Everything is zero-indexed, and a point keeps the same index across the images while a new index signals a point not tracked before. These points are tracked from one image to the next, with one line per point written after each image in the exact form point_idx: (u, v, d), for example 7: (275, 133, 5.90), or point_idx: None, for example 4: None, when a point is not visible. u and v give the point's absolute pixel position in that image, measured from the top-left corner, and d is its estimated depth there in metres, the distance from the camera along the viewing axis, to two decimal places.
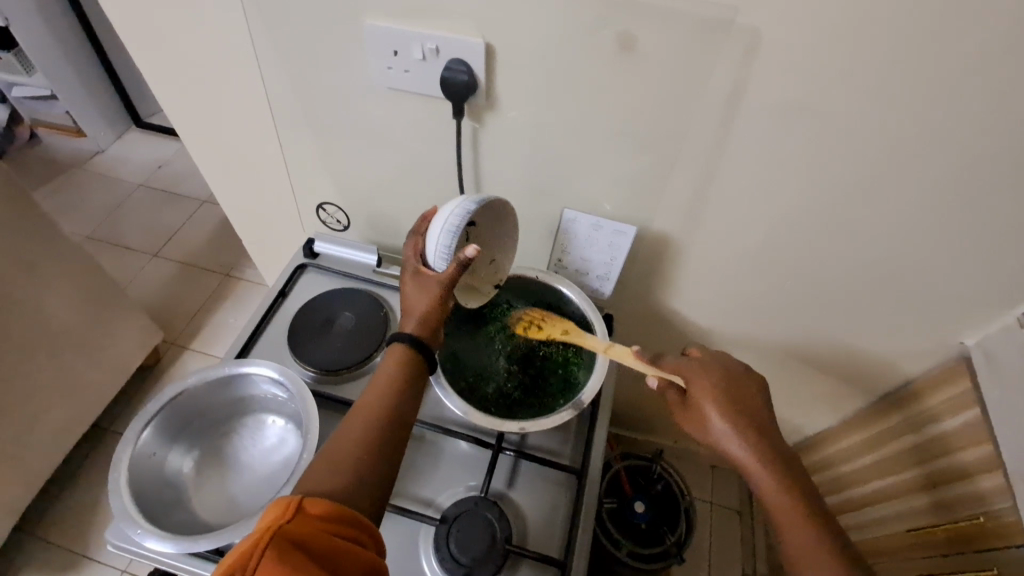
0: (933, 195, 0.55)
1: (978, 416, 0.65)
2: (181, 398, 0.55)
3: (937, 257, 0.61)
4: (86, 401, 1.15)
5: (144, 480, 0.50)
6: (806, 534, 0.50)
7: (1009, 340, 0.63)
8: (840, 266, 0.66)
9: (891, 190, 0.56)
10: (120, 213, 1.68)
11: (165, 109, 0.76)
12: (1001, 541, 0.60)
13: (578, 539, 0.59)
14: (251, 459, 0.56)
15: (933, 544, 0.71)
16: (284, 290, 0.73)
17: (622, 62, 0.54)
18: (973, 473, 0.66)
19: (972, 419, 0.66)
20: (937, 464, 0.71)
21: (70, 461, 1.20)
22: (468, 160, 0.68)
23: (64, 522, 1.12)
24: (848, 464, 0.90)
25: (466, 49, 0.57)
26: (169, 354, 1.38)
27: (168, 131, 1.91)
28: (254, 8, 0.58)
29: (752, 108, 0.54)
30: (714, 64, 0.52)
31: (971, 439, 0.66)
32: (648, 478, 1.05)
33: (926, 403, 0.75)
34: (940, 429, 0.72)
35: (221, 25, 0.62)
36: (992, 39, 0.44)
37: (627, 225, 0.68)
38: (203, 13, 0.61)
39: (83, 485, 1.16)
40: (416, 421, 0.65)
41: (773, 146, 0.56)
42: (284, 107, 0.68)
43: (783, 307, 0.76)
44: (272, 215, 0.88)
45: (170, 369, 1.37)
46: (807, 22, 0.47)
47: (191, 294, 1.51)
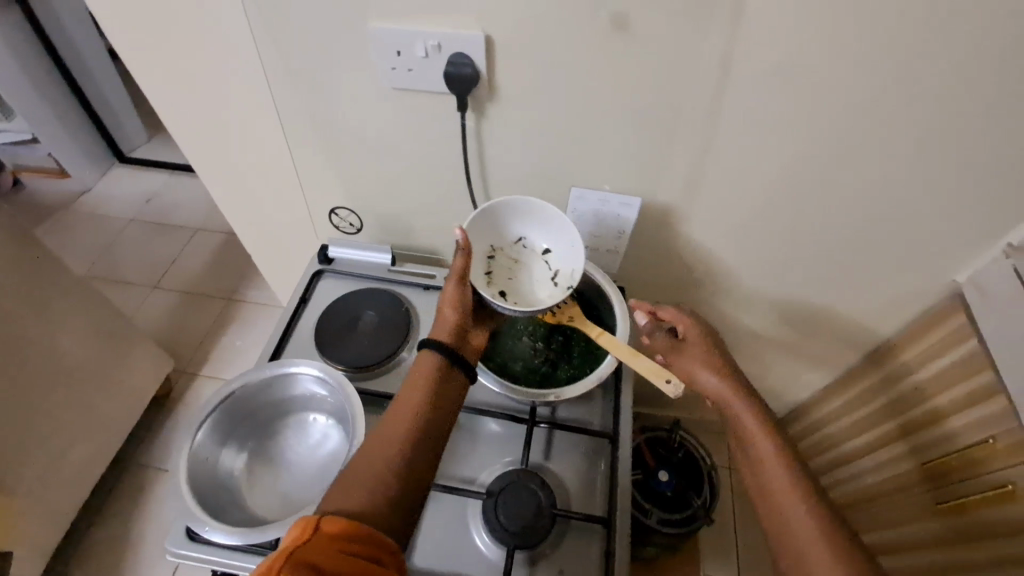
0: (919, 139, 0.60)
1: (977, 348, 0.73)
2: (228, 402, 0.59)
3: (925, 202, 0.66)
4: (106, 432, 1.24)
5: (204, 482, 0.55)
6: (779, 474, 0.54)
7: (997, 270, 0.70)
8: (835, 221, 0.71)
9: (873, 137, 0.61)
10: (114, 249, 1.77)
11: (174, 132, 0.79)
12: (1010, 457, 0.67)
13: (620, 498, 0.62)
14: (300, 456, 0.60)
15: (945, 474, 0.78)
16: (305, 296, 0.78)
17: (616, 41, 0.57)
18: (978, 399, 0.73)
19: (971, 351, 0.74)
20: (943, 398, 0.79)
21: (114, 488, 1.31)
22: (473, 153, 0.71)
23: (98, 552, 1.23)
24: (856, 411, 0.96)
25: (466, 43, 0.59)
26: (181, 381, 1.49)
27: (152, 164, 2.00)
28: (259, 23, 0.61)
29: (744, 71, 0.58)
30: (706, 35, 0.55)
31: (972, 369, 0.74)
32: (668, 448, 1.14)
33: (921, 345, 0.83)
34: (940, 366, 0.79)
35: (226, 44, 0.65)
36: None
37: (633, 198, 0.71)
38: (211, 35, 0.65)
39: (116, 512, 1.28)
40: None
41: (765, 108, 0.60)
42: (292, 119, 0.71)
43: (783, 265, 0.80)
44: (282, 229, 0.91)
45: (184, 395, 1.47)
46: None
47: (195, 322, 1.61)
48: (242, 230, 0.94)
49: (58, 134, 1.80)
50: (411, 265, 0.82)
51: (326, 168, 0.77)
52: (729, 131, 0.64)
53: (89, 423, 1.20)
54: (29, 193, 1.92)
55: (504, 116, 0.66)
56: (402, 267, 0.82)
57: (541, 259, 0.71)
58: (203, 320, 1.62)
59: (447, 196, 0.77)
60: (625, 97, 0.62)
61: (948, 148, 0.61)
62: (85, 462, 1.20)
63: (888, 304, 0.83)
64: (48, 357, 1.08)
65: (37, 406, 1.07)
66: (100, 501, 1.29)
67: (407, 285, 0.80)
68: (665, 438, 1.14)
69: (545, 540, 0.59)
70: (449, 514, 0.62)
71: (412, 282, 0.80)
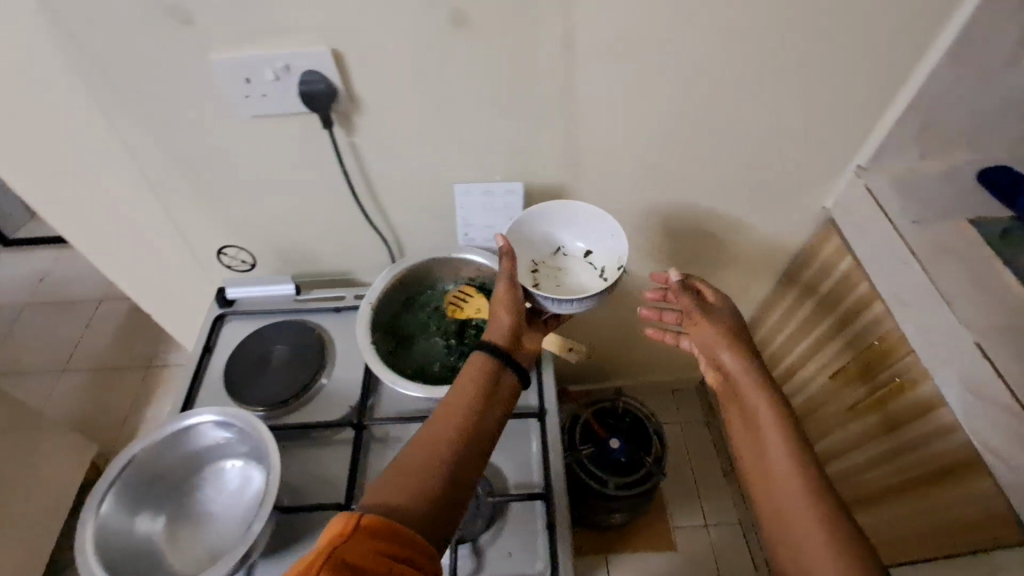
0: (757, 82, 0.66)
1: (852, 261, 0.82)
2: (132, 467, 0.56)
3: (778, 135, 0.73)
4: (35, 533, 1.15)
5: (117, 555, 0.52)
6: (779, 446, 0.55)
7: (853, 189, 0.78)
8: (710, 169, 0.78)
9: (715, 86, 0.67)
10: (9, 339, 1.62)
11: (29, 200, 0.74)
12: (895, 353, 0.76)
13: (556, 476, 0.63)
14: (221, 507, 0.58)
15: (854, 381, 0.86)
16: (210, 344, 0.75)
17: (461, 35, 0.59)
18: (864, 305, 0.81)
19: (850, 265, 0.83)
20: (840, 310, 0.87)
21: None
22: (354, 166, 0.71)
23: None
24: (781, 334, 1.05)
25: (313, 59, 0.59)
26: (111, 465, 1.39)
27: (39, 241, 1.86)
28: (92, 75, 0.58)
29: (587, 46, 0.61)
30: (543, 18, 0.58)
31: (856, 281, 0.82)
32: (616, 417, 1.17)
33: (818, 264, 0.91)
34: (834, 281, 0.88)
35: (66, 100, 0.61)
36: None
37: (516, 183, 0.74)
38: (43, 93, 0.61)
39: None
40: (375, 420, 0.67)
41: (616, 76, 0.64)
42: (156, 165, 0.68)
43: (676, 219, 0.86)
44: (177, 279, 0.87)
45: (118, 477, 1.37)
46: None
47: (116, 399, 1.50)
48: (132, 288, 0.89)
49: None
50: (317, 291, 0.81)
51: (205, 209, 0.74)
52: (591, 104, 0.67)
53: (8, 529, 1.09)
54: None
55: (372, 125, 0.66)
56: (307, 294, 0.80)
57: (583, 261, 0.77)
58: (125, 394, 1.51)
59: (340, 213, 0.77)
60: (485, 89, 0.63)
61: (776, 86, 0.68)
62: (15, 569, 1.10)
63: (769, 232, 0.91)
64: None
65: None
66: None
67: (315, 311, 0.79)
68: (611, 408, 1.18)
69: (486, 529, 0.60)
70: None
71: (321, 307, 0.79)
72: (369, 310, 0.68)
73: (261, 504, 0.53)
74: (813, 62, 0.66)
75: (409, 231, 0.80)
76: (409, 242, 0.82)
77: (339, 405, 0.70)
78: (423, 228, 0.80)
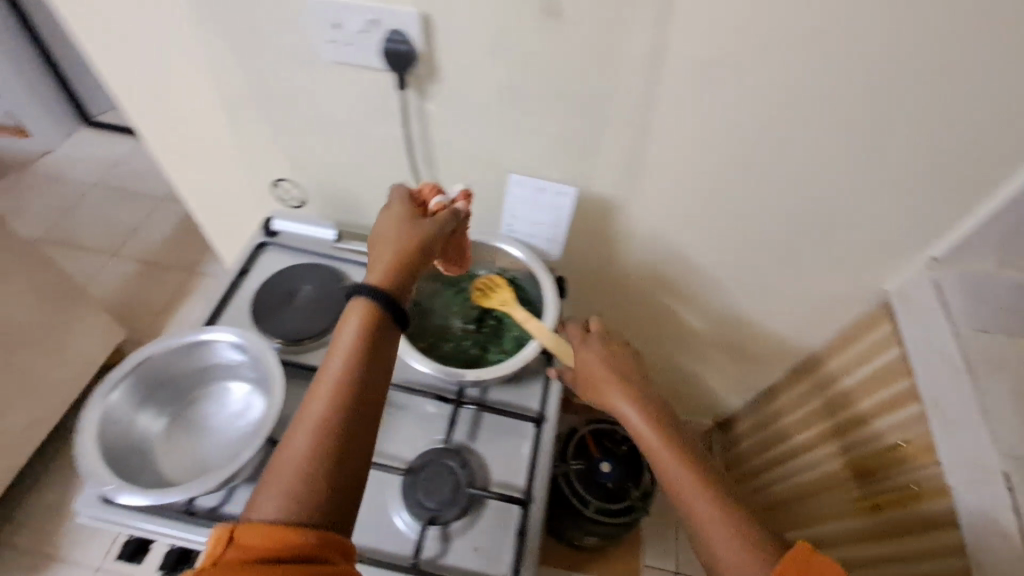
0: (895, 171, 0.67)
1: (914, 413, 0.75)
2: (145, 364, 0.59)
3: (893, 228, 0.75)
4: (52, 403, 1.30)
5: (118, 442, 0.56)
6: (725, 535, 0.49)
7: None
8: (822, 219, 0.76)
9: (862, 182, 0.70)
10: (74, 213, 1.81)
11: (90, 32, 0.70)
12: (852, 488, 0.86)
13: (537, 479, 0.66)
14: (226, 422, 0.62)
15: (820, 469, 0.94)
16: (245, 268, 0.80)
17: (549, 27, 0.56)
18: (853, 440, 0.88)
19: (907, 415, 0.77)
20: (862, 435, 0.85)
21: (8, 501, 1.28)
22: (424, 173, 0.77)
23: (39, 532, 1.25)
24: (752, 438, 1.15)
25: (399, 19, 0.58)
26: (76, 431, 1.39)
27: (114, 128, 2.05)
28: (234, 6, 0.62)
29: (675, 69, 0.60)
30: (639, 31, 0.57)
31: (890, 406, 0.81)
32: (614, 441, 1.19)
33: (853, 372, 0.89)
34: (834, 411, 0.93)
35: (222, 47, 0.66)
36: (860, 91, 0.60)
37: (569, 185, 0.70)
38: (207, 37, 0.66)
39: (50, 495, 1.29)
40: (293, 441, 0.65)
41: (702, 103, 0.63)
42: (228, 71, 0.69)
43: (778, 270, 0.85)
44: (219, 151, 0.82)
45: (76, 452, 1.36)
46: (774, 62, 0.58)
47: (51, 401, 1.30)
48: (164, 151, 0.85)
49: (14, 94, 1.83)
50: (355, 242, 0.84)
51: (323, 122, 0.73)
52: (670, 84, 0.62)
53: (66, 363, 1.32)
54: None
55: (446, 98, 0.67)
56: (346, 243, 0.83)
57: None
58: (165, 289, 1.66)
59: (519, 194, 0.73)
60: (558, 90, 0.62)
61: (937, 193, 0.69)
62: (13, 442, 1.23)
63: (795, 313, 0.93)
64: None
65: None
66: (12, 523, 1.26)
67: (350, 261, 0.82)
68: (612, 432, 1.20)
69: (461, 515, 0.62)
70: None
71: (356, 260, 0.82)
72: None
73: (252, 440, 0.56)
74: (867, 177, 0.69)
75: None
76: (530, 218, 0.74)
77: None
78: None
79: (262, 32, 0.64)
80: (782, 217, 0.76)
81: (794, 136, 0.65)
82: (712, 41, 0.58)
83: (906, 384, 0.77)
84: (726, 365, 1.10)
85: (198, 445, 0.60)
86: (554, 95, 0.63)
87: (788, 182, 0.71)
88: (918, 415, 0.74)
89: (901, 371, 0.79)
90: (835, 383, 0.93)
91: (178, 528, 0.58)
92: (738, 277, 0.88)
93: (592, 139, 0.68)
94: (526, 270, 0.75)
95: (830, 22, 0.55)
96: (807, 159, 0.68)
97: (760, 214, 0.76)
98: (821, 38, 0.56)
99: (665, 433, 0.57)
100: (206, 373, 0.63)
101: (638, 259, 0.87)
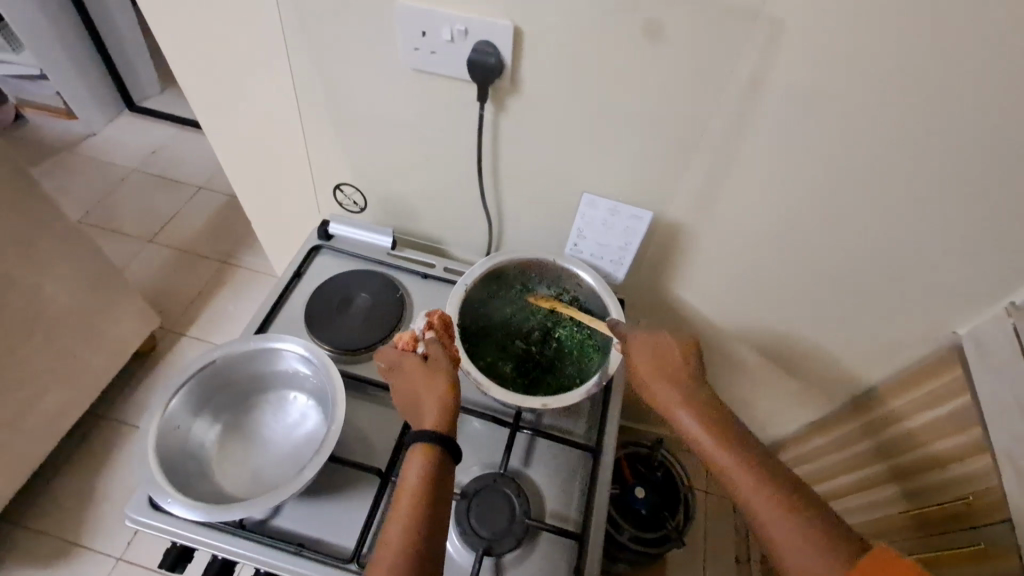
0: (995, 221, 0.63)
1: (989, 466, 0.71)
2: (206, 370, 0.58)
3: (980, 280, 0.70)
4: (83, 387, 1.30)
5: (175, 451, 0.54)
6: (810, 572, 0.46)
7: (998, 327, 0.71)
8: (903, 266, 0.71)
9: (955, 230, 0.65)
10: (115, 196, 1.82)
11: (169, 25, 0.69)
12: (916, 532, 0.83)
13: (594, 513, 0.62)
14: (282, 432, 0.60)
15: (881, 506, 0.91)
16: (300, 270, 0.78)
17: (648, 48, 0.56)
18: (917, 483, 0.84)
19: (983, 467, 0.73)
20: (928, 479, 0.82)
21: (34, 482, 1.28)
22: (490, 187, 0.75)
23: (62, 516, 1.25)
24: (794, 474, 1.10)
25: (493, 31, 0.57)
26: (103, 416, 1.40)
27: (160, 114, 2.08)
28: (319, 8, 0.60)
29: (771, 98, 0.58)
30: (741, 54, 0.55)
31: (962, 455, 0.76)
32: (649, 465, 1.15)
33: (915, 420, 0.84)
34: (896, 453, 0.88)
35: (300, 48, 0.65)
36: (971, 135, 0.56)
37: (646, 210, 0.70)
38: (287, 37, 0.65)
39: (76, 479, 1.29)
40: (343, 459, 0.63)
41: (794, 135, 0.60)
42: (303, 72, 0.68)
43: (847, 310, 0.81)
44: (283, 150, 0.82)
45: (102, 437, 1.36)
46: (880, 98, 0.55)
47: (84, 384, 1.31)
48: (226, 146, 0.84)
49: (65, 75, 1.85)
50: (412, 251, 0.82)
51: (393, 129, 0.71)
52: (763, 112, 0.59)
53: (101, 347, 1.32)
54: (28, 128, 2.00)
55: (524, 112, 0.65)
56: (402, 252, 0.82)
57: None
58: (198, 278, 1.66)
59: (590, 214, 0.72)
60: (646, 109, 0.61)
61: None
62: (45, 423, 1.23)
63: (857, 359, 0.89)
64: (34, 300, 1.13)
65: (18, 302, 1.10)
66: (38, 503, 1.26)
67: (405, 271, 0.80)
68: (646, 456, 1.16)
69: (515, 548, 0.59)
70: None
71: (412, 270, 0.80)
72: (463, 291, 0.69)
73: (316, 456, 0.54)
74: (962, 225, 0.65)
75: (514, 213, 0.78)
76: (594, 232, 0.74)
77: None
78: (519, 215, 0.77)
79: (345, 35, 0.62)
80: (860, 258, 0.72)
81: (889, 176, 0.62)
82: (816, 71, 0.55)
83: (976, 435, 0.74)
84: (771, 401, 1.06)
85: (254, 456, 0.58)
86: (640, 116, 0.61)
87: (874, 223, 0.67)
88: (990, 466, 0.71)
89: (969, 420, 0.75)
90: (890, 429, 0.89)
91: (224, 542, 0.56)
92: (800, 313, 0.84)
93: (673, 160, 0.65)
94: (590, 292, 0.73)
95: (953, 59, 0.51)
96: (898, 199, 0.64)
97: (836, 253, 0.73)
98: (939, 75, 0.52)
99: (734, 443, 0.55)
100: (265, 381, 0.62)
101: (700, 286, 0.84)
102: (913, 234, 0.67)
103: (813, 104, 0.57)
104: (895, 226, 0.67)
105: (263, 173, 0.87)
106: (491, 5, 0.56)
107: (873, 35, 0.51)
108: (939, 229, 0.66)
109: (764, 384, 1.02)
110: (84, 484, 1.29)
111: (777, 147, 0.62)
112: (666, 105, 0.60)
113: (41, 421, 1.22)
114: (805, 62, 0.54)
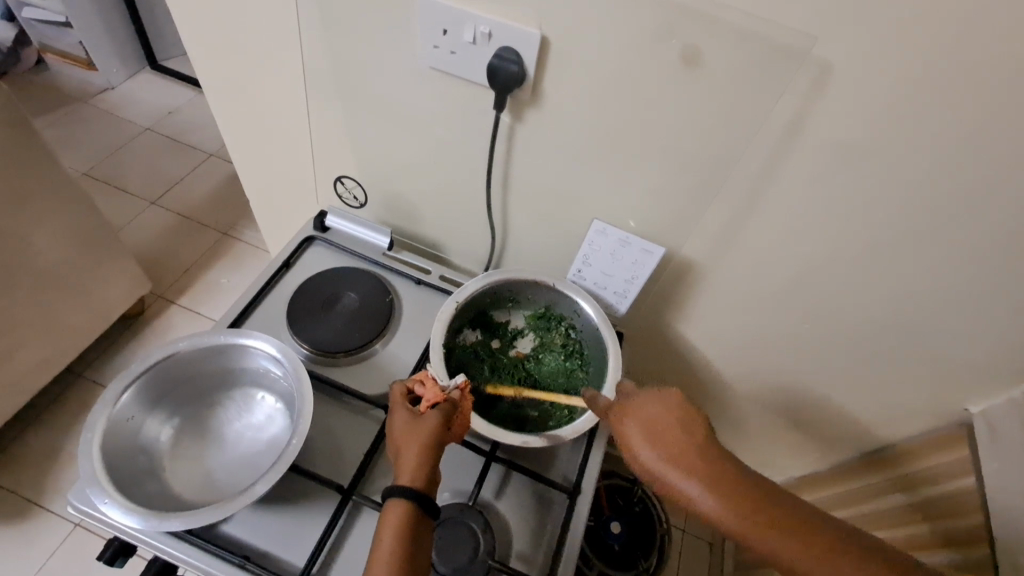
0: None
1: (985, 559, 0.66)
2: (168, 362, 0.55)
3: (1004, 360, 0.66)
4: (64, 344, 1.27)
5: (124, 447, 0.51)
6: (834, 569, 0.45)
7: (1015, 413, 0.67)
8: (924, 334, 0.67)
9: (984, 306, 0.61)
10: (124, 153, 1.80)
11: None
12: None
13: (562, 560, 0.58)
14: (241, 435, 0.56)
15: None
16: (289, 261, 0.75)
17: (681, 76, 0.52)
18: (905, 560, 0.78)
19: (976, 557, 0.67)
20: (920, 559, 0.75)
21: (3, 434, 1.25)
22: (497, 198, 0.71)
23: (25, 473, 1.22)
24: None
25: (518, 37, 0.53)
26: (81, 375, 1.37)
27: (180, 75, 2.05)
28: None
29: (806, 144, 0.54)
30: (780, 94, 0.51)
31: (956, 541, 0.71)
32: (628, 500, 1.12)
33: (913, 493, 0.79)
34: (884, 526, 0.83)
35: (314, 29, 0.62)
36: (1015, 211, 0.52)
37: (657, 246, 0.66)
38: (300, 16, 0.61)
39: (44, 436, 1.26)
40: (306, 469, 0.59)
41: (824, 186, 0.56)
42: (315, 55, 0.65)
43: (854, 373, 0.77)
44: (288, 132, 0.78)
45: (77, 397, 1.33)
46: (921, 160, 0.51)
47: (65, 341, 1.28)
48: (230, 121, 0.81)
49: (90, 26, 1.83)
50: (408, 254, 0.78)
51: (402, 124, 0.68)
52: (794, 158, 0.55)
53: (86, 306, 1.29)
54: (48, 75, 1.98)
55: (542, 127, 0.61)
56: (398, 254, 0.78)
57: None
58: (196, 246, 1.63)
59: (597, 241, 0.69)
60: (670, 139, 0.57)
61: None
62: (20, 378, 1.20)
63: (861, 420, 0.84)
64: (23, 252, 1.10)
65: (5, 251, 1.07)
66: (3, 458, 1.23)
67: (399, 274, 0.76)
68: (627, 488, 1.12)
69: None
70: (359, 546, 0.56)
71: (406, 274, 0.76)
72: (453, 307, 0.65)
73: (273, 468, 0.51)
74: (991, 302, 0.60)
75: (518, 228, 0.74)
76: (599, 259, 0.70)
77: (386, 378, 0.67)
78: (525, 231, 0.74)
79: (361, 22, 0.59)
80: (876, 321, 0.68)
81: (922, 243, 0.58)
82: (858, 123, 0.51)
83: (975, 522, 0.69)
84: (761, 451, 1.02)
85: (212, 457, 0.55)
86: (663, 145, 0.58)
87: (898, 288, 0.63)
88: (986, 558, 0.66)
89: (969, 505, 0.70)
90: (883, 498, 0.84)
91: (166, 546, 0.53)
92: (806, 367, 0.79)
93: (692, 197, 0.61)
94: (589, 324, 0.69)
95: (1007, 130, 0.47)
96: (927, 266, 0.60)
97: (853, 312, 0.68)
98: (991, 144, 0.48)
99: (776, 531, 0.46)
100: (232, 377, 0.58)
101: (703, 326, 0.80)
102: (937, 303, 0.63)
103: (851, 156, 0.53)
104: (919, 293, 0.63)
105: (265, 155, 0.83)
106: (520, 11, 0.52)
107: (925, 94, 0.47)
108: (964, 302, 0.61)
109: (757, 434, 0.98)
110: (52, 442, 1.26)
111: (805, 196, 0.58)
112: (694, 138, 0.56)
113: (15, 376, 1.19)
114: (848, 112, 0.50)
